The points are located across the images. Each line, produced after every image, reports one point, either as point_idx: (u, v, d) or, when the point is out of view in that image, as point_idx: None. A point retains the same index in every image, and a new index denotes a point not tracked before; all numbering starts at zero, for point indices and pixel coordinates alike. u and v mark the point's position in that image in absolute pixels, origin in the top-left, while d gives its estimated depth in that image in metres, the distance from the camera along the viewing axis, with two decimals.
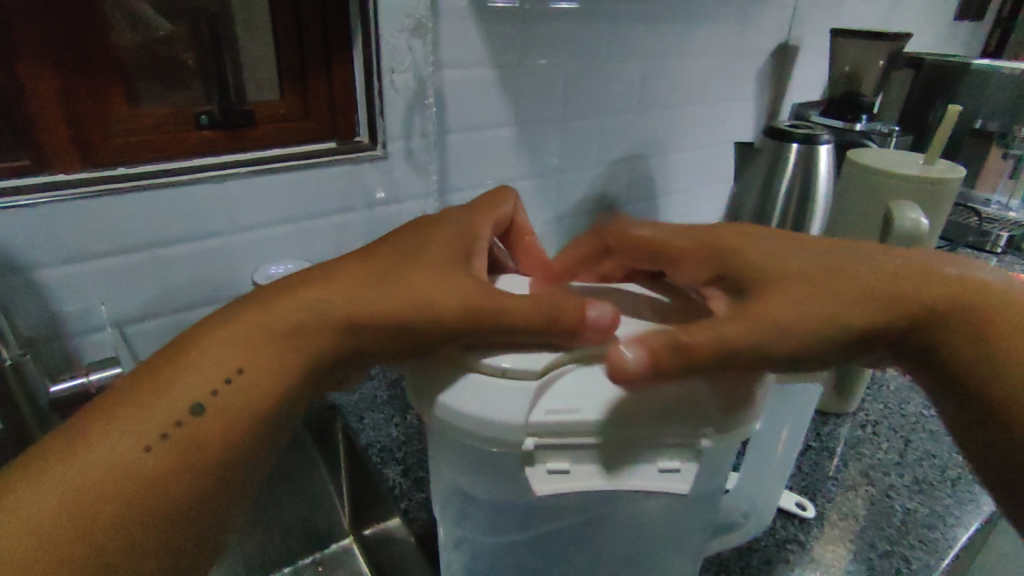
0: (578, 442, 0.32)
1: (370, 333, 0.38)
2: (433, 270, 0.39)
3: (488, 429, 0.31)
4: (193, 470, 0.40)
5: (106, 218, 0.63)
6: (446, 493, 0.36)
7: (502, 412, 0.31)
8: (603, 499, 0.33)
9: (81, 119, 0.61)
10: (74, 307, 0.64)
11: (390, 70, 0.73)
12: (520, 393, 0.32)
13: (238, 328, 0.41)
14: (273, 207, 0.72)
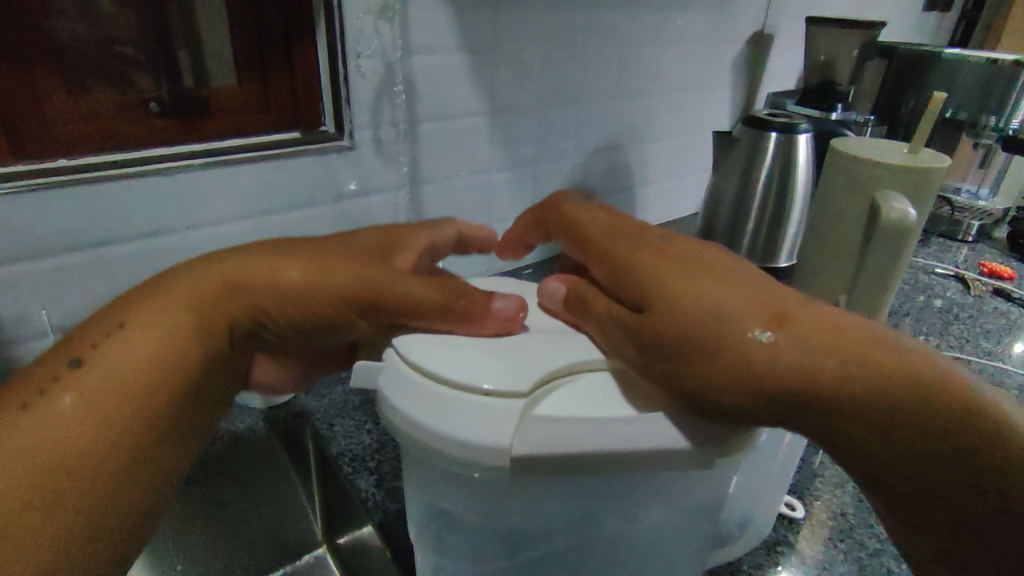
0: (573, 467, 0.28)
1: (260, 294, 0.39)
2: (339, 250, 0.40)
3: (468, 455, 0.27)
4: (82, 431, 0.37)
5: (43, 214, 0.57)
6: (423, 516, 0.33)
7: (486, 435, 0.27)
8: (594, 519, 0.30)
9: (15, 109, 0.57)
10: (9, 312, 0.59)
11: (355, 54, 0.68)
12: (506, 414, 0.28)
13: (135, 298, 0.41)
14: (232, 201, 0.67)
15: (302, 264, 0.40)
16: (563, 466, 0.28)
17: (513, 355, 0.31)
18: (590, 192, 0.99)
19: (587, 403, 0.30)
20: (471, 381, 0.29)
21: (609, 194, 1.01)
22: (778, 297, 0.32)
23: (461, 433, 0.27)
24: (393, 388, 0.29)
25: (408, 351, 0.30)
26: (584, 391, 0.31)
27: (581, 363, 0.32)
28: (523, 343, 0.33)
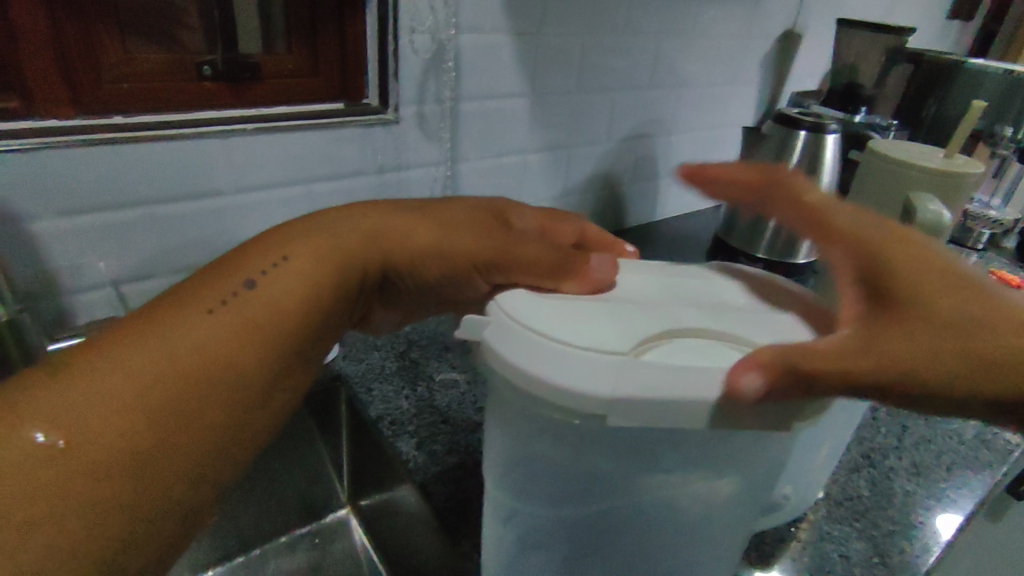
0: (663, 422, 0.29)
1: (402, 247, 0.45)
2: (467, 213, 0.46)
3: (572, 399, 0.29)
4: (251, 349, 0.40)
5: (100, 171, 0.59)
6: (503, 466, 0.35)
7: (590, 382, 0.29)
8: (661, 476, 0.33)
9: (74, 62, 0.57)
10: (67, 264, 0.60)
11: (409, 29, 0.70)
12: (605, 368, 0.29)
13: (287, 233, 0.44)
14: (279, 167, 0.69)
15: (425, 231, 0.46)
16: (658, 412, 0.29)
17: (609, 314, 0.32)
18: (616, 180, 1.01)
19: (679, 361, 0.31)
20: (570, 335, 0.30)
21: (635, 182, 1.04)
22: (982, 301, 0.34)
23: (567, 379, 0.29)
24: (495, 338, 0.31)
25: (507, 307, 0.32)
26: (677, 352, 0.31)
27: (674, 325, 0.33)
28: (615, 305, 0.34)
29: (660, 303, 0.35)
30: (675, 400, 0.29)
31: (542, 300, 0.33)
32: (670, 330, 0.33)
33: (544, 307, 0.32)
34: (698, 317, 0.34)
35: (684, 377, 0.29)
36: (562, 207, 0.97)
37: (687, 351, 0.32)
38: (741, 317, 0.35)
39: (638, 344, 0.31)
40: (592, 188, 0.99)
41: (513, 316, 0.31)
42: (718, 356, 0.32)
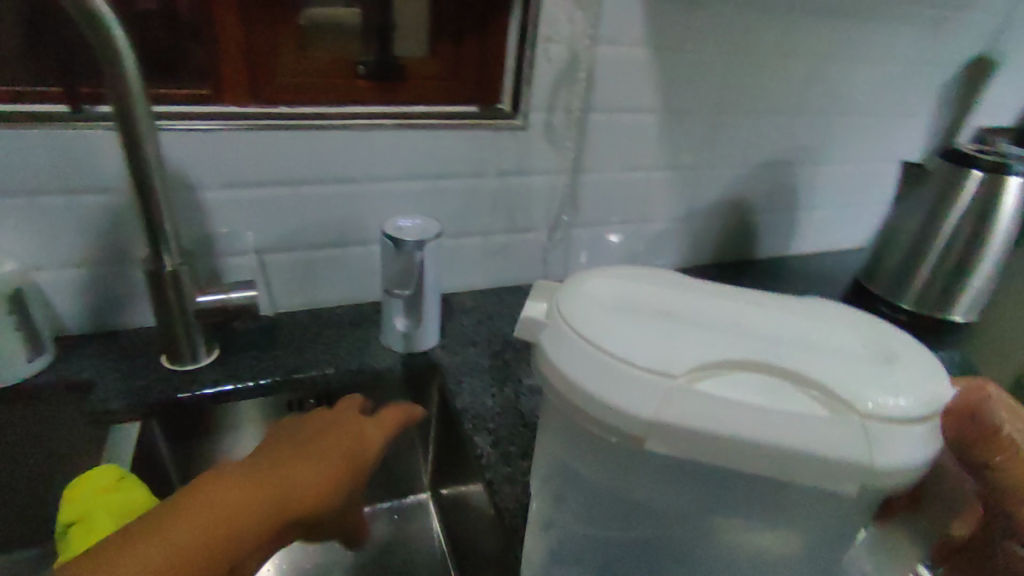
0: (701, 454, 0.30)
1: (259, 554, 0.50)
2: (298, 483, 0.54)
3: (605, 417, 0.31)
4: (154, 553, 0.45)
5: (259, 151, 0.67)
6: (550, 464, 0.38)
7: (622, 403, 0.30)
8: (699, 511, 0.34)
9: (255, 57, 0.66)
10: (224, 230, 0.69)
11: (546, 39, 0.71)
12: (651, 389, 0.30)
13: None
14: (410, 162, 0.74)
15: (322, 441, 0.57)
16: (696, 445, 0.30)
17: (667, 329, 0.32)
18: (749, 207, 0.96)
19: (742, 397, 0.30)
20: (619, 349, 0.31)
21: (767, 211, 0.97)
22: None
23: (599, 396, 0.30)
24: (546, 338, 0.34)
25: (564, 306, 0.34)
26: (736, 383, 0.30)
27: (740, 351, 0.31)
28: (684, 319, 0.33)
29: (745, 323, 0.34)
30: (711, 438, 0.29)
31: (605, 305, 0.34)
32: (737, 356, 0.31)
33: (604, 309, 0.33)
34: (783, 344, 0.32)
35: (730, 414, 0.29)
36: (683, 228, 0.93)
37: (747, 382, 0.30)
38: (839, 350, 0.32)
39: (688, 371, 0.30)
40: (719, 212, 0.94)
41: (566, 318, 0.33)
42: (789, 398, 0.30)
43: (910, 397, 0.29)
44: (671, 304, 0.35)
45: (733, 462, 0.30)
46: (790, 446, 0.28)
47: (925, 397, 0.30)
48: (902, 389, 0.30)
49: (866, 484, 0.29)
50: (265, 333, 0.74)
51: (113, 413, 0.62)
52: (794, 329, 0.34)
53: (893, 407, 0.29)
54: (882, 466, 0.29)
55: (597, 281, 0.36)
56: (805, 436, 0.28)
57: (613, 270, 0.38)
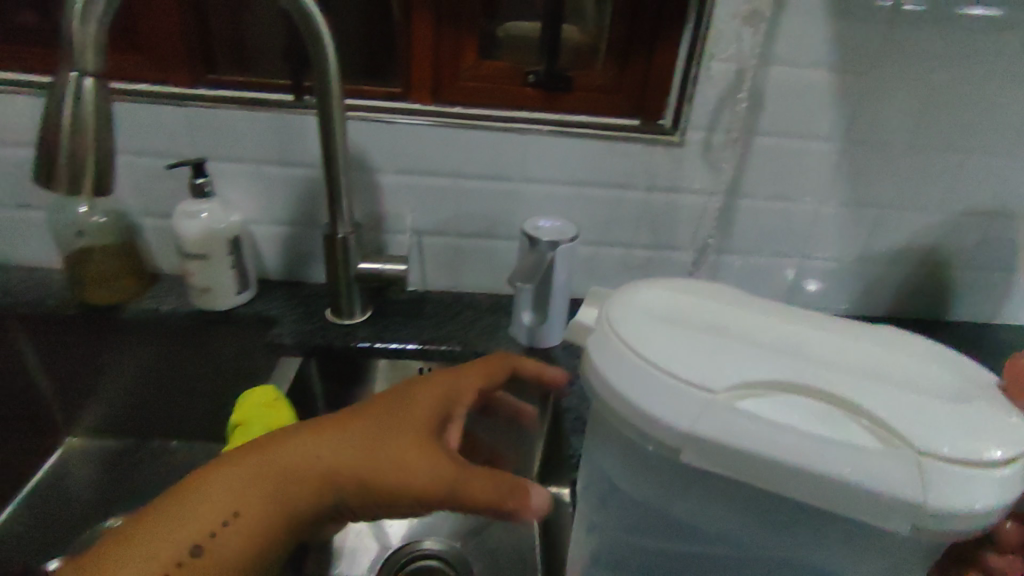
0: (730, 467, 0.37)
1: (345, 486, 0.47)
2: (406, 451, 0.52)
3: (658, 429, 0.38)
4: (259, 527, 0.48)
5: (429, 144, 0.76)
6: (602, 450, 0.44)
7: (671, 416, 0.37)
8: (735, 529, 0.40)
9: (441, 64, 0.75)
10: (393, 210, 0.80)
11: (710, 57, 0.70)
12: (694, 405, 0.37)
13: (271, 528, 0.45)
14: (562, 167, 0.78)
15: (392, 395, 0.53)
16: (735, 458, 0.36)
17: (717, 353, 0.39)
18: (944, 259, 0.83)
19: (786, 418, 0.37)
20: (679, 371, 0.38)
21: (967, 267, 0.83)
22: None
23: (652, 409, 0.38)
24: (604, 356, 0.41)
25: (618, 325, 0.41)
26: (780, 406, 0.37)
27: (782, 377, 0.38)
28: (737, 344, 0.40)
29: (790, 353, 0.40)
30: (750, 453, 0.36)
31: (655, 322, 0.41)
32: (780, 381, 0.38)
33: (660, 331, 0.40)
34: (829, 375, 0.38)
35: (774, 437, 0.35)
36: (852, 272, 0.84)
37: (785, 407, 0.37)
38: (886, 391, 0.38)
39: (737, 387, 0.37)
40: (901, 261, 0.83)
41: (626, 339, 0.40)
42: (837, 428, 0.36)
43: (961, 441, 0.35)
44: (727, 332, 0.42)
45: (779, 480, 0.36)
46: (839, 473, 0.35)
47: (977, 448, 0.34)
48: (950, 436, 0.35)
49: (914, 519, 0.35)
50: (412, 304, 0.84)
51: (285, 347, 0.75)
52: (841, 366, 0.40)
53: (948, 449, 0.34)
54: (936, 503, 0.34)
55: (655, 307, 0.44)
56: (859, 466, 0.35)
57: (665, 298, 0.44)
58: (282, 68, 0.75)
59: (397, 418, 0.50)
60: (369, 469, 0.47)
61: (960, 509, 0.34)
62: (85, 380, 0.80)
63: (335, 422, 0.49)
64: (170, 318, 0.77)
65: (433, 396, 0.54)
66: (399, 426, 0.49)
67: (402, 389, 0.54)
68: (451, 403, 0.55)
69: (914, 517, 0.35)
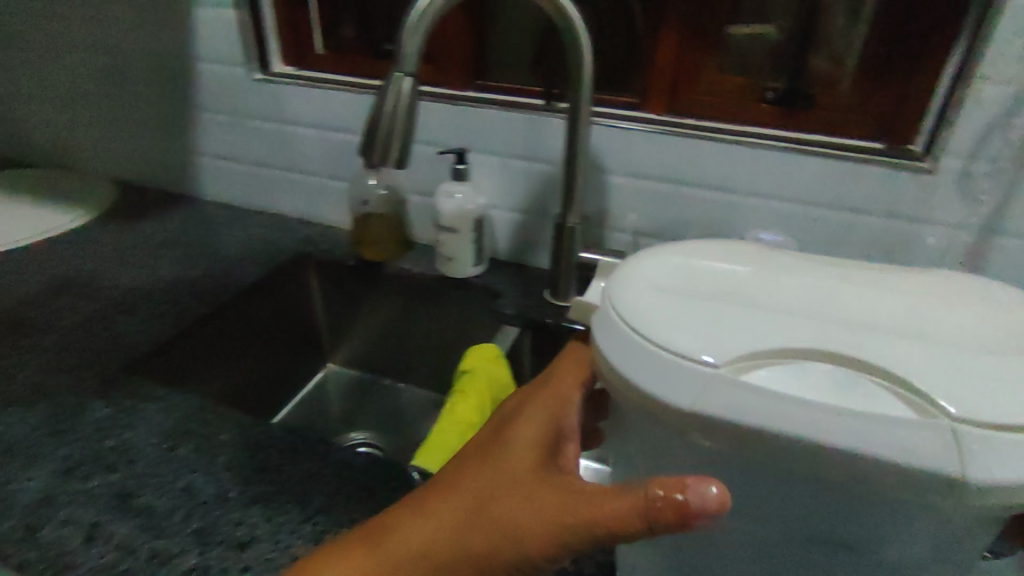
0: (729, 437, 0.36)
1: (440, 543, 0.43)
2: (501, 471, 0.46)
3: (663, 409, 0.38)
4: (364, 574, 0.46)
5: (659, 151, 0.81)
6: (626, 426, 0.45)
7: (672, 394, 0.37)
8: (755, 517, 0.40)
9: (680, 78, 0.81)
10: (617, 209, 0.87)
11: (984, 78, 0.65)
12: (690, 378, 0.37)
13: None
14: (790, 184, 0.77)
15: (488, 448, 0.47)
16: (744, 433, 0.36)
17: (722, 323, 0.40)
18: None
19: (794, 387, 0.37)
20: (682, 348, 0.38)
21: None
22: None
23: (655, 388, 0.38)
24: (607, 341, 0.42)
25: (617, 300, 0.43)
26: (789, 376, 0.38)
27: (794, 348, 0.39)
28: (752, 314, 0.41)
29: (809, 318, 0.41)
30: (752, 425, 0.35)
31: (652, 291, 0.43)
32: (794, 351, 0.39)
33: (659, 304, 0.42)
34: (848, 345, 0.38)
35: (784, 407, 0.35)
36: None
37: (796, 376, 0.38)
38: (914, 357, 0.37)
39: (740, 357, 0.38)
40: None
41: (625, 320, 0.41)
42: (858, 393, 0.36)
43: (999, 407, 0.34)
44: (737, 299, 0.43)
45: (787, 455, 0.35)
46: (865, 450, 0.33)
47: (1020, 412, 0.33)
48: (987, 401, 0.34)
49: (954, 495, 0.33)
50: None
51: (506, 317, 0.86)
52: (867, 338, 0.39)
53: (982, 414, 0.33)
54: (976, 475, 0.32)
55: (654, 283, 0.45)
56: (884, 439, 0.33)
57: (667, 266, 0.47)
58: (535, 77, 0.87)
59: (496, 474, 0.45)
60: (476, 535, 0.42)
61: (1010, 479, 0.32)
62: (347, 319, 1.01)
63: (432, 494, 0.46)
64: (420, 279, 0.93)
65: (532, 433, 0.48)
66: (497, 485, 0.44)
67: (498, 438, 0.48)
68: (558, 434, 0.47)
69: (955, 492, 0.33)
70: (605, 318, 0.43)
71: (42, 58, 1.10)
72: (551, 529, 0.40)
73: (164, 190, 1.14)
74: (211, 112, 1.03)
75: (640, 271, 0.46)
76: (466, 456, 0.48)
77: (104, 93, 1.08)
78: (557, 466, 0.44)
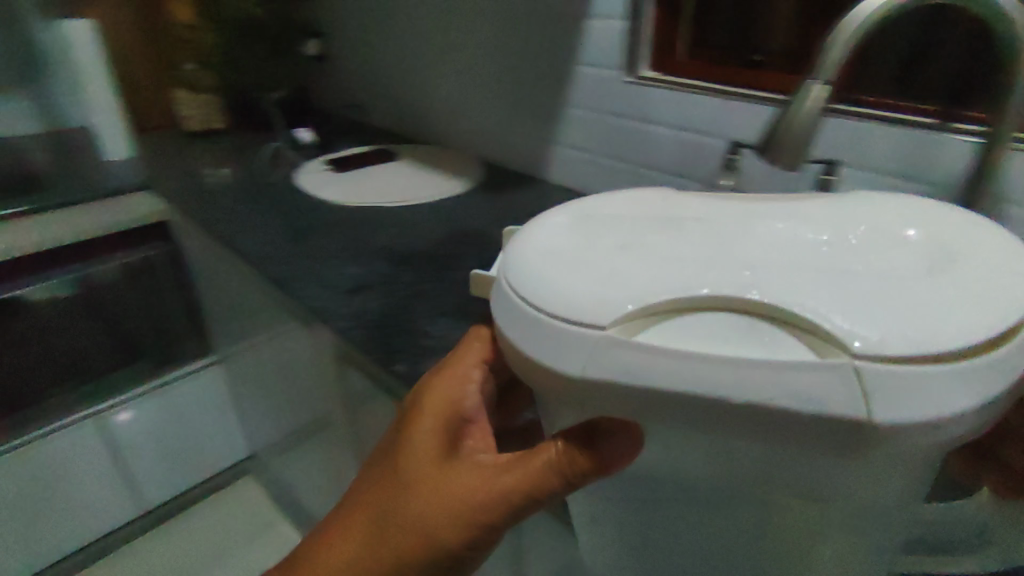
0: (642, 400, 0.21)
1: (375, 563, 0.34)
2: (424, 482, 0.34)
3: (547, 380, 0.23)
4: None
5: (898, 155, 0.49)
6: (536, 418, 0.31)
7: (561, 360, 0.22)
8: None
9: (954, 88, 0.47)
10: None
11: None
12: (587, 340, 0.21)
13: None
14: None
15: (392, 455, 0.36)
16: (635, 401, 0.22)
17: (602, 278, 0.23)
18: None
19: (702, 334, 0.21)
20: (568, 301, 0.22)
21: None
22: None
23: (541, 356, 0.22)
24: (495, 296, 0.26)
25: (508, 260, 0.26)
26: (681, 340, 0.21)
27: (709, 294, 0.22)
28: (617, 254, 0.24)
29: (837, 247, 0.24)
30: (687, 396, 0.20)
31: (558, 229, 0.26)
32: (730, 298, 0.21)
33: (567, 247, 0.25)
34: (738, 279, 0.22)
35: (700, 359, 0.20)
36: None
37: (678, 337, 0.21)
38: (901, 288, 0.21)
39: (620, 318, 0.22)
40: None
41: (513, 262, 0.25)
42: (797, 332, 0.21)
43: (938, 322, 0.19)
44: (627, 241, 0.25)
45: (702, 423, 0.21)
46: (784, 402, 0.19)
47: (951, 330, 0.19)
48: (907, 325, 0.19)
49: (870, 448, 0.20)
50: None
51: None
52: (764, 263, 0.23)
53: (901, 350, 0.19)
54: (890, 423, 0.19)
55: (542, 241, 0.26)
56: (817, 389, 0.19)
57: (581, 213, 0.27)
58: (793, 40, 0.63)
59: (398, 476, 0.34)
60: (387, 557, 0.33)
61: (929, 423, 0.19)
62: None
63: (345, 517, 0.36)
64: None
65: (431, 428, 0.35)
66: (402, 493, 0.34)
67: (396, 441, 0.36)
68: (454, 420, 0.35)
69: (864, 444, 0.20)
70: (496, 282, 0.26)
71: (458, 41, 0.94)
72: (473, 524, 0.31)
73: (510, 171, 0.97)
74: (584, 109, 0.80)
75: (551, 216, 0.28)
76: (372, 461, 0.37)
77: (501, 74, 0.90)
78: (462, 458, 0.33)
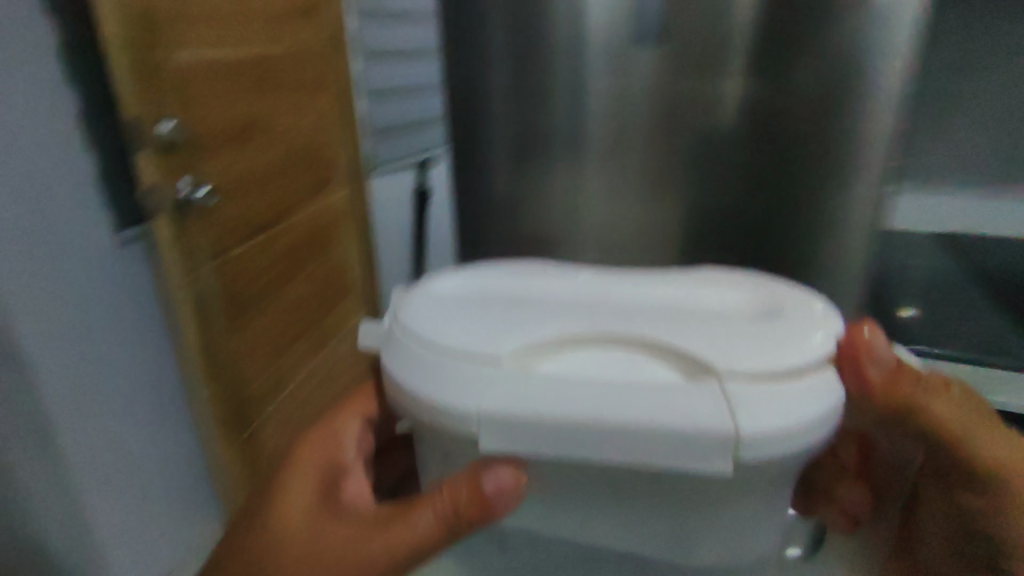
0: (516, 437, 0.21)
1: None
2: (301, 526, 0.29)
3: (431, 418, 0.22)
4: None
5: None
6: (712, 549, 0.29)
7: (452, 396, 0.22)
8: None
9: None
10: None
11: None
12: (473, 373, 0.22)
13: None
14: None
15: (258, 508, 0.31)
16: (529, 431, 0.21)
17: (505, 320, 0.24)
18: None
19: (564, 366, 0.23)
20: (476, 343, 0.23)
21: None
22: None
23: (445, 401, 0.22)
24: (392, 362, 0.24)
25: (405, 315, 0.25)
26: (573, 365, 0.23)
27: (580, 337, 0.23)
28: (517, 298, 0.27)
29: (687, 316, 0.25)
30: (542, 422, 0.21)
31: (446, 294, 0.27)
32: (572, 335, 0.24)
33: (455, 311, 0.25)
34: (614, 323, 0.24)
35: (566, 384, 0.21)
36: None
37: (568, 365, 0.23)
38: (753, 337, 0.23)
39: (526, 351, 0.23)
40: None
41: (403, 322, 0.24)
42: (648, 371, 0.22)
43: (773, 346, 0.22)
44: (522, 291, 0.27)
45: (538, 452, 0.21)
46: (637, 418, 0.20)
47: (793, 347, 0.22)
48: (759, 351, 0.22)
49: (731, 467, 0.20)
50: None
51: None
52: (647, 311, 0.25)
53: (748, 362, 0.21)
54: (751, 448, 0.20)
55: (438, 295, 0.26)
56: (668, 401, 0.20)
57: (466, 285, 0.28)
58: None
59: (270, 525, 0.29)
60: None
61: (788, 444, 0.21)
62: None
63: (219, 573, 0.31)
64: None
65: (310, 473, 0.31)
66: (270, 545, 0.29)
67: (267, 485, 0.32)
68: (330, 472, 0.31)
69: (734, 464, 0.20)
70: (393, 338, 0.25)
71: None
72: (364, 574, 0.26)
73: None
74: None
75: (435, 283, 0.27)
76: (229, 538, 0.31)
77: None
78: (344, 504, 0.29)
